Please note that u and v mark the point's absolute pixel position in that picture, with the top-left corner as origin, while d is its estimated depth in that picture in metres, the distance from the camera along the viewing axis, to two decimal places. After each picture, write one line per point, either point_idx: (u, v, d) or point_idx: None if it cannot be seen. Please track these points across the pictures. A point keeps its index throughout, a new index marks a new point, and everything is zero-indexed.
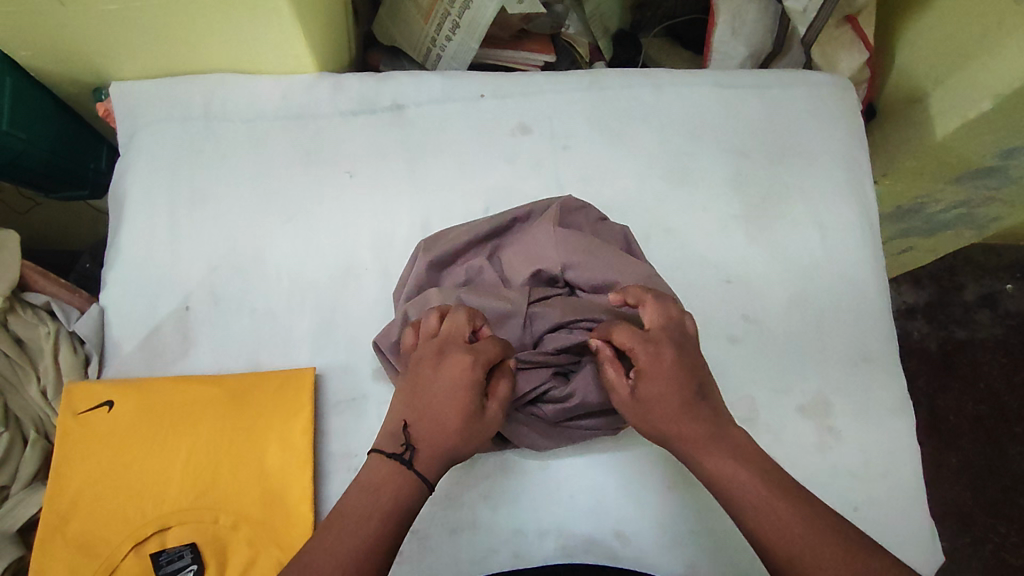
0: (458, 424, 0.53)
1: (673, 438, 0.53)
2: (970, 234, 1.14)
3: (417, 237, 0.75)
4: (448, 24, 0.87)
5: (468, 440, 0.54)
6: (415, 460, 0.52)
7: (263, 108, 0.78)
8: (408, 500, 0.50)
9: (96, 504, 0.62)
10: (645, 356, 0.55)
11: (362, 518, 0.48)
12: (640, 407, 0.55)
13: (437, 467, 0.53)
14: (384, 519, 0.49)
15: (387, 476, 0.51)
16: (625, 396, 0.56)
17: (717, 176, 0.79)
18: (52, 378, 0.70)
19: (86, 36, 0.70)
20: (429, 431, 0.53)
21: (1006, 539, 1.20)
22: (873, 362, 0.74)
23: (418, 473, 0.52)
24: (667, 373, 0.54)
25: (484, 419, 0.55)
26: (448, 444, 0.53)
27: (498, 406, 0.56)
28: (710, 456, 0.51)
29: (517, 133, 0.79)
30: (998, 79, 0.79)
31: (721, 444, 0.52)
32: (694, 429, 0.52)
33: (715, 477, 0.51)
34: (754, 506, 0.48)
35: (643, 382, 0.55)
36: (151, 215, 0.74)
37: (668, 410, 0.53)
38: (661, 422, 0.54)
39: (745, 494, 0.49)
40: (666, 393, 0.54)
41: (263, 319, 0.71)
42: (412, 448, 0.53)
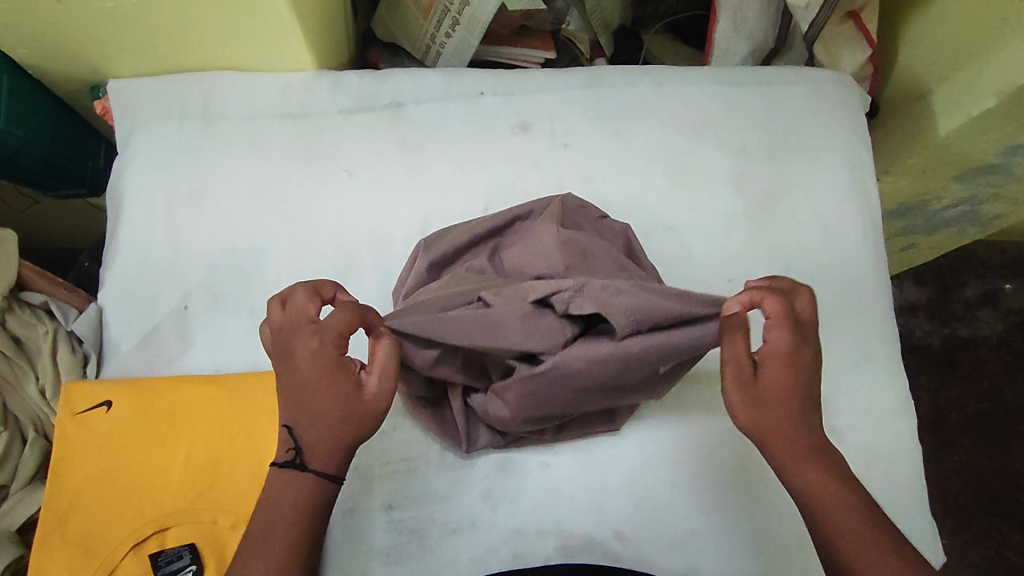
0: (335, 410, 0.51)
1: (782, 435, 0.52)
2: (973, 231, 1.13)
3: (416, 237, 0.74)
4: (448, 21, 0.86)
5: (357, 421, 0.52)
6: (308, 460, 0.52)
7: (262, 105, 0.77)
8: (309, 506, 0.52)
9: (94, 504, 0.62)
10: (784, 342, 0.51)
11: (266, 535, 0.51)
12: (758, 395, 0.52)
13: (334, 459, 0.52)
14: (289, 528, 0.51)
15: (286, 484, 0.52)
16: (745, 375, 0.52)
17: (719, 175, 0.78)
18: (51, 378, 0.70)
19: (83, 34, 0.70)
20: (310, 428, 0.52)
21: (1007, 536, 1.21)
22: (874, 362, 0.73)
23: (314, 472, 0.52)
24: (797, 367, 0.52)
25: (365, 395, 0.52)
26: (337, 434, 0.52)
27: (378, 374, 0.52)
28: (811, 466, 0.52)
29: (518, 132, 0.78)
30: (1002, 76, 0.78)
31: (821, 457, 0.52)
32: (802, 435, 0.52)
33: (806, 489, 0.52)
34: (847, 527, 0.50)
35: (768, 368, 0.52)
36: (150, 214, 0.74)
37: (784, 411, 0.52)
38: (770, 419, 0.52)
39: (839, 509, 0.51)
40: (789, 386, 0.52)
41: (262, 318, 0.71)
42: (301, 451, 0.52)
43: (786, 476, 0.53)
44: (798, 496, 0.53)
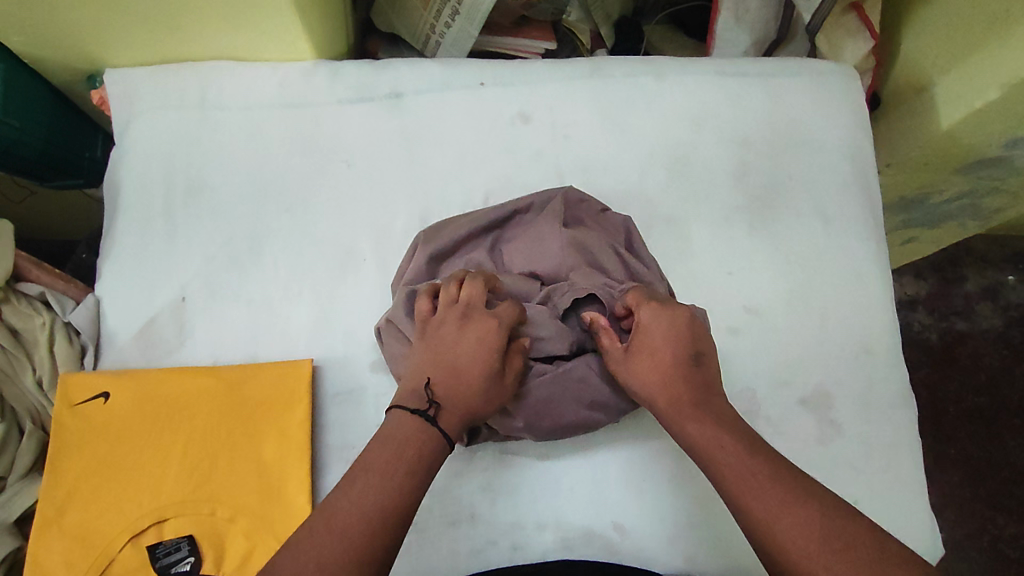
0: (482, 383, 0.57)
1: (659, 395, 0.56)
2: (974, 224, 1.13)
3: (415, 228, 0.74)
4: (447, 10, 0.85)
5: (491, 401, 0.57)
6: (439, 417, 0.55)
7: (259, 95, 0.76)
8: (432, 456, 0.52)
9: (92, 496, 0.62)
10: (650, 311, 0.59)
11: (388, 470, 0.50)
12: (632, 362, 0.59)
13: (460, 424, 0.56)
14: (409, 471, 0.50)
15: (412, 430, 0.53)
16: (619, 350, 0.60)
17: (720, 167, 0.78)
18: (48, 369, 0.69)
19: (79, 23, 0.69)
20: (454, 392, 0.56)
21: (1004, 530, 1.21)
22: (875, 355, 0.73)
23: (441, 430, 0.54)
24: (666, 333, 0.58)
25: (504, 383, 0.58)
26: (473, 405, 0.56)
27: (513, 377, 0.59)
28: (691, 420, 0.54)
29: (518, 123, 0.78)
30: (1005, 68, 0.78)
31: (703, 409, 0.55)
32: (676, 390, 0.56)
33: (693, 442, 0.54)
34: (731, 466, 0.51)
35: (638, 337, 0.59)
36: (146, 204, 0.73)
37: (657, 371, 0.57)
38: (650, 383, 0.57)
39: (721, 449, 0.52)
40: (660, 347, 0.58)
41: (260, 310, 0.70)
42: (437, 406, 0.55)
43: (679, 434, 0.55)
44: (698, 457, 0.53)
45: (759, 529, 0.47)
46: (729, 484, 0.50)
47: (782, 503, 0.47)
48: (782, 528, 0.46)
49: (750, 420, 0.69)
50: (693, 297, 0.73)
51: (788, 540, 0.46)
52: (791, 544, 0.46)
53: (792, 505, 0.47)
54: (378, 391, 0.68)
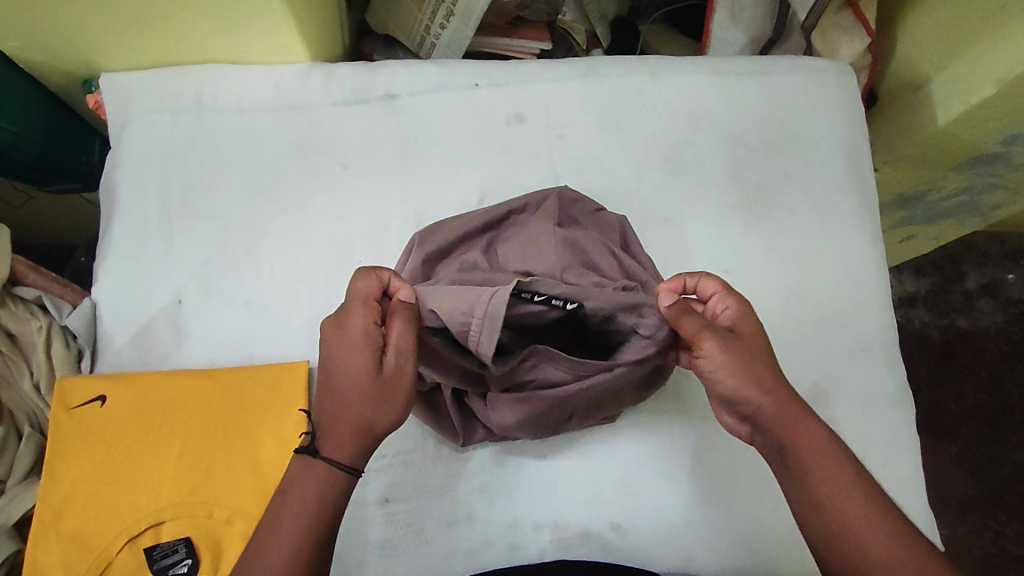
0: (354, 384, 0.50)
1: (765, 393, 0.52)
2: (973, 221, 1.12)
3: (411, 229, 0.74)
4: (442, 12, 0.85)
5: (372, 398, 0.50)
6: (321, 447, 0.50)
7: (255, 98, 0.76)
8: (326, 488, 0.49)
9: (89, 498, 0.62)
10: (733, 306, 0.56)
11: (275, 525, 0.48)
12: (742, 354, 0.53)
13: (348, 438, 0.50)
14: (296, 519, 0.48)
15: (299, 471, 0.50)
16: (726, 334, 0.54)
17: (715, 165, 0.78)
18: (45, 372, 0.70)
19: (75, 27, 0.69)
20: (330, 411, 0.51)
21: (1006, 526, 1.21)
22: (872, 352, 0.73)
23: (326, 459, 0.49)
24: (755, 329, 0.55)
25: (384, 373, 0.51)
26: (354, 412, 0.50)
27: (395, 356, 0.52)
28: (800, 422, 0.51)
29: (512, 123, 0.78)
30: (1000, 65, 0.78)
31: (809, 418, 0.51)
32: (785, 393, 0.52)
33: (798, 444, 0.50)
34: (835, 484, 0.49)
35: (738, 330, 0.55)
36: (142, 208, 0.74)
37: (761, 366, 0.53)
38: (757, 380, 0.52)
39: (824, 466, 0.49)
40: (762, 343, 0.54)
41: (256, 312, 0.71)
42: (316, 435, 0.51)
43: (780, 437, 0.51)
44: (795, 458, 0.50)
45: (852, 548, 0.47)
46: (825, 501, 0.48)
47: (876, 521, 0.47)
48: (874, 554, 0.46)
49: None
50: None
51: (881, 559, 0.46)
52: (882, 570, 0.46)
53: (884, 523, 0.47)
54: None
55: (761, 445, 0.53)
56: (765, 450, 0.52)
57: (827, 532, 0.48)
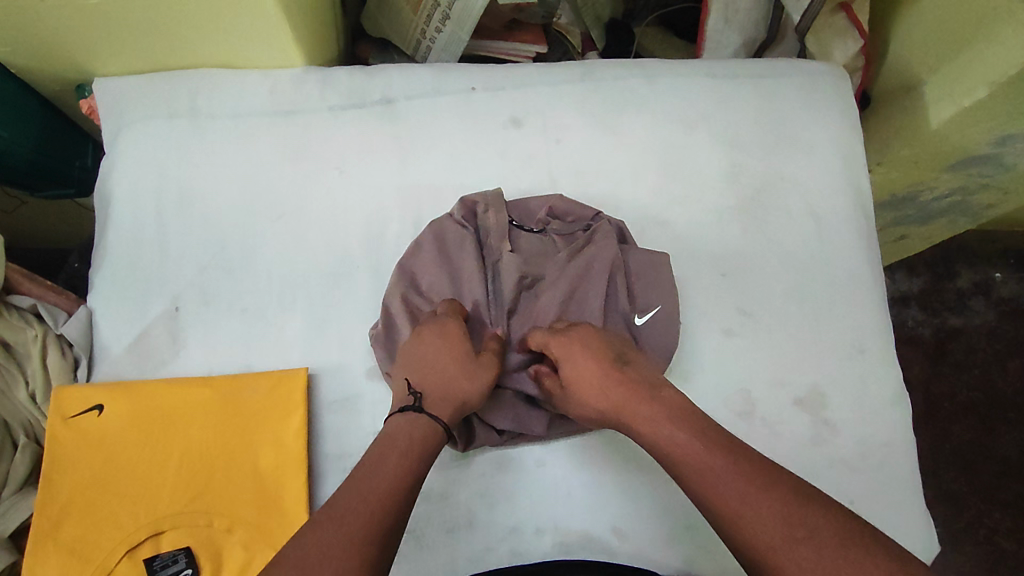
0: (457, 364, 0.60)
1: (607, 412, 0.58)
2: (965, 221, 1.13)
3: (408, 235, 0.74)
4: (438, 15, 0.85)
5: (472, 376, 0.60)
6: (425, 405, 0.58)
7: (250, 103, 0.76)
8: (425, 446, 0.55)
9: (87, 509, 0.61)
10: (558, 342, 0.62)
11: (382, 459, 0.52)
12: (571, 399, 0.60)
13: (449, 406, 0.58)
14: (402, 457, 0.53)
15: (405, 425, 0.56)
16: (561, 392, 0.62)
17: (712, 168, 0.78)
18: (41, 383, 0.68)
19: (67, 32, 0.69)
20: (434, 382, 0.59)
21: (999, 523, 1.22)
22: (869, 354, 0.73)
23: (430, 414, 0.57)
24: (583, 352, 0.60)
25: (481, 361, 0.61)
26: (456, 384, 0.59)
27: (491, 354, 0.62)
28: (643, 422, 0.55)
29: (509, 127, 0.78)
30: (993, 67, 0.78)
31: (651, 407, 0.55)
32: (617, 404, 0.57)
33: (652, 441, 0.53)
34: (680, 448, 0.51)
35: (563, 372, 0.60)
36: (137, 214, 0.73)
37: (592, 389, 0.59)
38: (590, 403, 0.59)
39: (669, 435, 0.52)
40: (585, 373, 0.59)
41: (254, 318, 0.70)
42: (421, 397, 0.58)
43: (631, 434, 0.56)
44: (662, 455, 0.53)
45: (730, 529, 0.46)
46: (680, 465, 0.51)
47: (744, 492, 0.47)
48: (730, 502, 0.47)
49: (746, 422, 0.70)
50: (687, 297, 0.74)
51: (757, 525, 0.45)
52: (739, 516, 0.46)
53: (749, 491, 0.47)
54: (373, 398, 0.68)
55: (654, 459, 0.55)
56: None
57: (714, 518, 0.48)
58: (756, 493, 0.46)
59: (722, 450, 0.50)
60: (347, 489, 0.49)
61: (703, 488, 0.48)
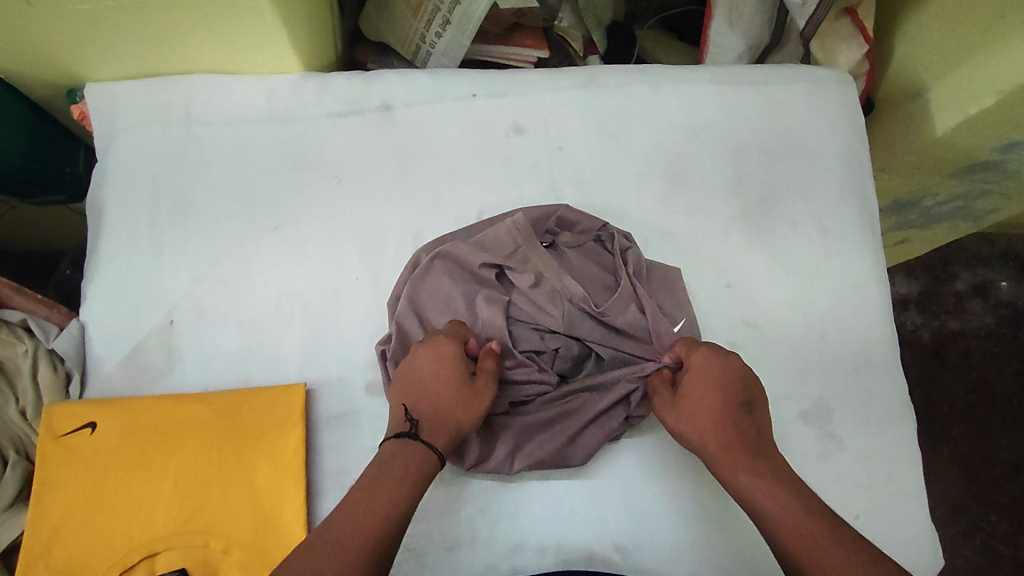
0: (451, 391, 0.59)
1: (709, 441, 0.57)
2: (967, 226, 1.12)
3: (408, 246, 0.72)
4: (438, 20, 0.83)
5: (466, 401, 0.59)
6: (420, 430, 0.57)
7: (246, 110, 0.74)
8: (421, 467, 0.54)
9: (79, 531, 0.60)
10: (699, 357, 0.61)
11: (378, 482, 0.52)
12: (681, 409, 0.60)
13: (443, 432, 0.57)
14: (397, 481, 0.52)
15: (402, 448, 0.55)
16: (668, 397, 0.61)
17: (716, 177, 0.77)
18: (31, 399, 0.67)
19: (57, 38, 0.67)
20: (429, 408, 0.58)
21: (997, 527, 1.22)
22: (875, 366, 0.72)
23: (424, 440, 0.56)
24: (714, 379, 0.60)
25: (476, 385, 0.60)
26: (449, 412, 0.58)
27: (486, 376, 0.60)
28: (744, 470, 0.54)
29: (511, 135, 0.76)
30: (999, 76, 0.78)
31: (756, 458, 0.55)
32: (721, 436, 0.56)
33: (746, 489, 0.53)
34: (779, 508, 0.50)
35: (688, 386, 0.60)
36: (131, 224, 0.71)
37: (705, 418, 0.58)
38: (696, 429, 0.58)
39: (767, 490, 0.52)
40: (710, 395, 0.59)
41: (251, 331, 0.69)
42: (415, 422, 0.57)
43: (719, 471, 0.56)
44: (753, 508, 0.52)
45: None
46: (768, 520, 0.51)
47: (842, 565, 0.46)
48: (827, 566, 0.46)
49: None
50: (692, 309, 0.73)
51: None
52: None
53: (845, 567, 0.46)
54: (373, 413, 0.66)
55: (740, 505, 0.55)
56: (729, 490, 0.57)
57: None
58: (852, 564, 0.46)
59: (822, 515, 0.49)
60: (339, 516, 0.50)
61: (798, 548, 0.48)
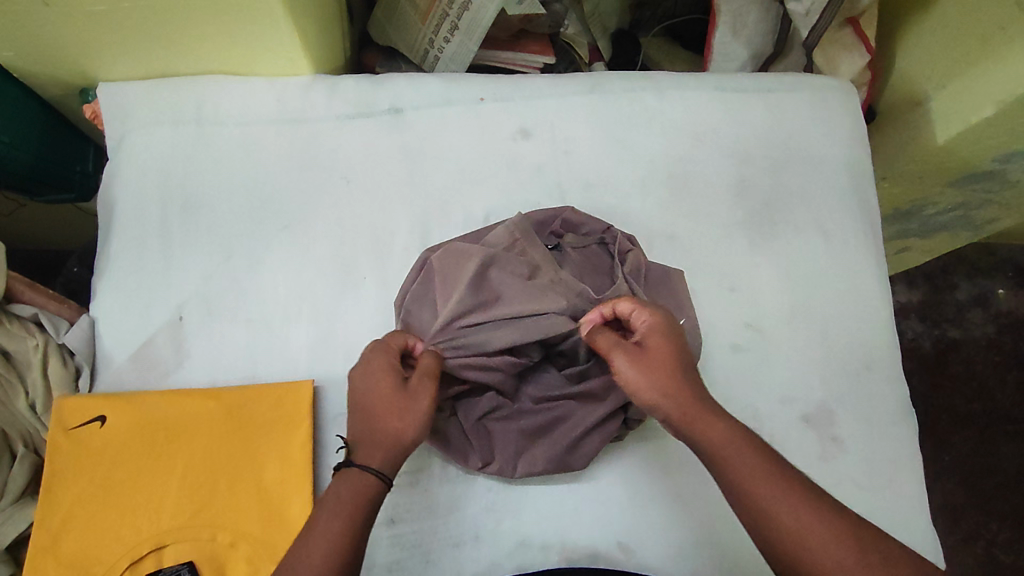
0: (381, 402, 0.55)
1: (677, 390, 0.53)
2: (967, 235, 1.13)
3: (416, 247, 0.73)
4: (446, 25, 0.85)
5: (397, 409, 0.55)
6: (354, 456, 0.53)
7: (257, 111, 0.75)
8: (360, 498, 0.51)
9: (88, 523, 0.60)
10: (652, 313, 0.58)
11: (311, 526, 0.49)
12: (643, 360, 0.55)
13: (379, 450, 0.53)
14: (329, 519, 0.49)
15: (335, 483, 0.52)
16: (627, 346, 0.57)
17: (720, 182, 0.78)
18: (41, 392, 0.67)
19: (73, 37, 0.68)
20: (360, 427, 0.55)
21: (997, 535, 1.22)
22: (876, 371, 0.73)
23: (358, 465, 0.52)
24: (669, 333, 0.57)
25: (410, 389, 0.56)
26: (381, 425, 0.54)
27: (420, 377, 0.57)
28: (707, 416, 0.52)
29: (518, 138, 0.77)
30: (1000, 86, 0.78)
31: (718, 407, 0.53)
32: (691, 391, 0.53)
33: (706, 438, 0.51)
34: (785, 513, 0.47)
35: (648, 340, 0.57)
36: (142, 222, 0.72)
37: (671, 367, 0.55)
38: (662, 378, 0.54)
39: (746, 468, 0.49)
40: (671, 352, 0.56)
41: (259, 329, 0.70)
42: (349, 448, 0.54)
43: (690, 435, 0.52)
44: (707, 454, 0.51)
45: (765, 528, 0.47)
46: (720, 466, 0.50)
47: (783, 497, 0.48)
48: (769, 503, 0.48)
49: None
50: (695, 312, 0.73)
51: (788, 522, 0.47)
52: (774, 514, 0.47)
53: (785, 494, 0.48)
54: None
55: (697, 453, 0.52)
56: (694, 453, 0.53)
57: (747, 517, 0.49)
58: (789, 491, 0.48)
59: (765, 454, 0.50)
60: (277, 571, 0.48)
61: (747, 491, 0.49)
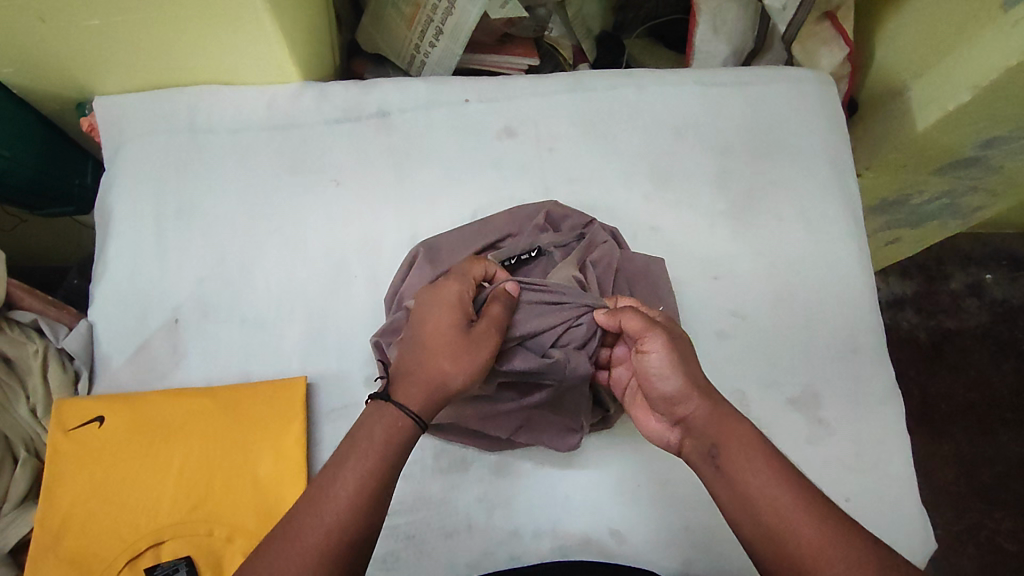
0: (439, 341, 0.55)
1: (699, 382, 0.56)
2: (956, 223, 1.14)
3: (405, 245, 0.75)
4: (431, 31, 0.87)
5: (454, 353, 0.55)
6: (393, 393, 0.55)
7: (249, 118, 0.77)
8: (392, 442, 0.52)
9: (88, 521, 0.62)
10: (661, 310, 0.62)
11: (343, 464, 0.51)
12: (676, 342, 0.58)
13: (420, 390, 0.54)
14: (361, 460, 0.51)
15: (370, 417, 0.54)
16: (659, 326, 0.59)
17: (701, 174, 0.79)
18: (41, 397, 0.69)
19: (68, 53, 0.70)
20: (411, 362, 0.56)
21: (1001, 524, 1.22)
22: (862, 354, 0.74)
23: (396, 403, 0.54)
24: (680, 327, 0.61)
25: (473, 334, 0.56)
26: (433, 365, 0.55)
27: (487, 326, 0.57)
28: (720, 415, 0.55)
29: (502, 137, 0.79)
30: (973, 72, 0.79)
31: (727, 404, 0.56)
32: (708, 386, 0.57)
33: (708, 430, 0.54)
34: (777, 500, 0.49)
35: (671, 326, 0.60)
36: (138, 229, 0.74)
37: (691, 356, 0.58)
38: (688, 364, 0.57)
39: (744, 458, 0.52)
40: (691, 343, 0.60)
41: (253, 328, 0.71)
42: (391, 383, 0.55)
43: (706, 429, 0.55)
44: (712, 446, 0.54)
45: (757, 515, 0.50)
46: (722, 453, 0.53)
47: (774, 483, 0.50)
48: (759, 487, 0.50)
49: None
50: (681, 301, 0.75)
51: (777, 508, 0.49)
52: (761, 499, 0.50)
53: (776, 482, 0.50)
54: None
55: (701, 445, 0.55)
56: (699, 455, 0.55)
57: (742, 503, 0.51)
58: (779, 480, 0.50)
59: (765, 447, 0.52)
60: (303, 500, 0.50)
61: (741, 474, 0.52)
